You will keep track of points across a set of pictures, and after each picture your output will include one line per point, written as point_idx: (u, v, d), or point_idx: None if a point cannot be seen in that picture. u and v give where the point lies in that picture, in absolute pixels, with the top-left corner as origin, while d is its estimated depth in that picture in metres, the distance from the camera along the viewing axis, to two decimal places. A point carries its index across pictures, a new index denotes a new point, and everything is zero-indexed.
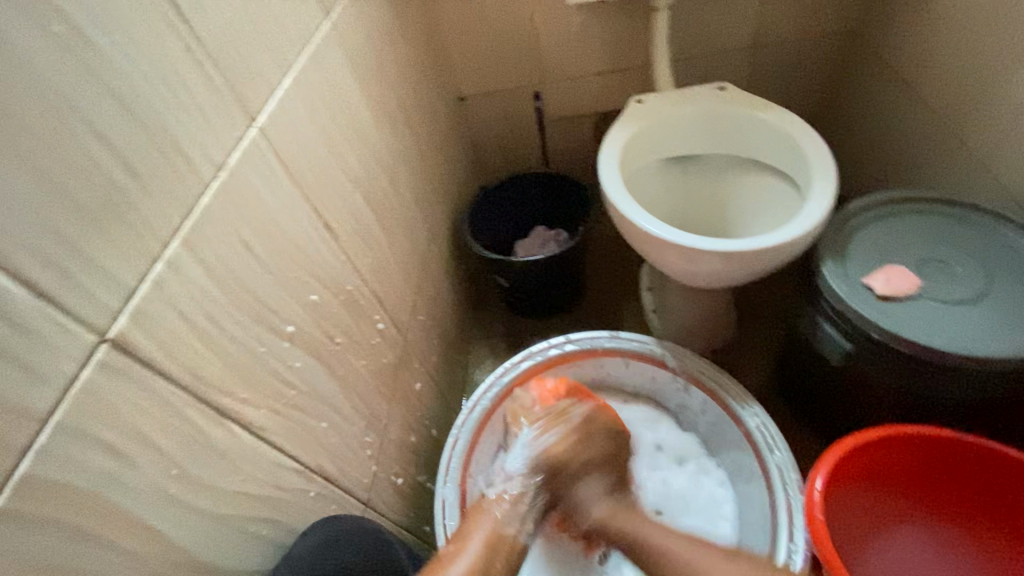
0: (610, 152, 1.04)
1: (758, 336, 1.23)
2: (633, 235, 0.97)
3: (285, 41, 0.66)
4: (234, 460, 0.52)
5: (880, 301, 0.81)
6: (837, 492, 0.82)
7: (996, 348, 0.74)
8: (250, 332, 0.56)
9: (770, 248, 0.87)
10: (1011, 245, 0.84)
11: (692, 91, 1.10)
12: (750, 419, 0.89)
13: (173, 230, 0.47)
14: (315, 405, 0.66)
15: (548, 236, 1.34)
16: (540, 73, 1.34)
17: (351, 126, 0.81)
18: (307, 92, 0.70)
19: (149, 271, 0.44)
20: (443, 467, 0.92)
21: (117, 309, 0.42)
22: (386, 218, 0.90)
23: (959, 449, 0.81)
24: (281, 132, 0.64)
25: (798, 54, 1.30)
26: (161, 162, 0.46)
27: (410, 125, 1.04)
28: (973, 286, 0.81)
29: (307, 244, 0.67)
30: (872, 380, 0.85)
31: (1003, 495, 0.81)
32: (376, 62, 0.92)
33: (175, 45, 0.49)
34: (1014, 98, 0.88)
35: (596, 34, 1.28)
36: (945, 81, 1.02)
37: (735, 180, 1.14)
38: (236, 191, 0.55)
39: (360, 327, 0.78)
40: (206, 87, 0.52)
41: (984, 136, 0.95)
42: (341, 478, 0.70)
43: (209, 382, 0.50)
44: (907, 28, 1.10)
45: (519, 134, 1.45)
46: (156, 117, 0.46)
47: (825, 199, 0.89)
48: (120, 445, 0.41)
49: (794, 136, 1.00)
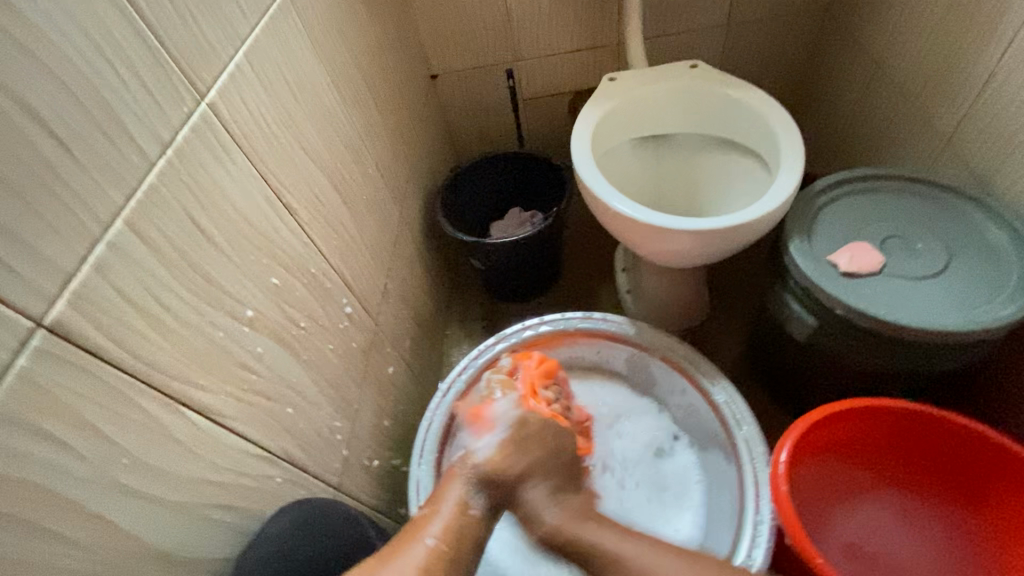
0: (582, 131, 1.03)
1: (729, 315, 1.25)
2: (606, 215, 0.97)
3: (237, 13, 0.63)
4: (192, 449, 0.51)
5: (844, 277, 0.82)
6: (802, 464, 0.84)
7: (953, 321, 0.76)
8: (205, 316, 0.54)
9: (739, 226, 0.87)
10: (969, 221, 0.86)
11: (663, 70, 1.09)
12: (718, 395, 0.91)
13: (116, 210, 0.45)
14: (280, 390, 0.65)
15: (523, 217, 1.33)
16: (513, 50, 1.31)
17: (312, 103, 0.78)
18: (263, 68, 0.67)
19: (89, 253, 0.42)
20: (417, 449, 0.92)
21: (55, 293, 0.40)
22: (353, 199, 0.88)
23: (914, 421, 0.83)
24: (235, 109, 0.61)
25: (770, 33, 1.29)
26: (99, 138, 0.44)
27: (377, 104, 1.01)
28: (934, 261, 0.83)
29: (268, 226, 0.65)
30: (836, 354, 0.86)
31: (955, 462, 0.84)
32: (339, 38, 0.89)
33: (111, 12, 0.46)
34: (979, 74, 0.89)
35: (569, 10, 1.25)
36: (912, 58, 1.02)
37: (706, 160, 1.14)
38: (187, 171, 0.53)
39: (327, 311, 0.77)
40: (148, 59, 0.49)
41: (948, 113, 0.96)
42: (309, 464, 0.69)
43: (161, 368, 0.49)
44: (876, 5, 1.10)
45: (492, 113, 1.43)
46: (93, 91, 0.44)
47: (792, 178, 0.90)
48: (63, 435, 0.40)
49: (763, 114, 1.00)
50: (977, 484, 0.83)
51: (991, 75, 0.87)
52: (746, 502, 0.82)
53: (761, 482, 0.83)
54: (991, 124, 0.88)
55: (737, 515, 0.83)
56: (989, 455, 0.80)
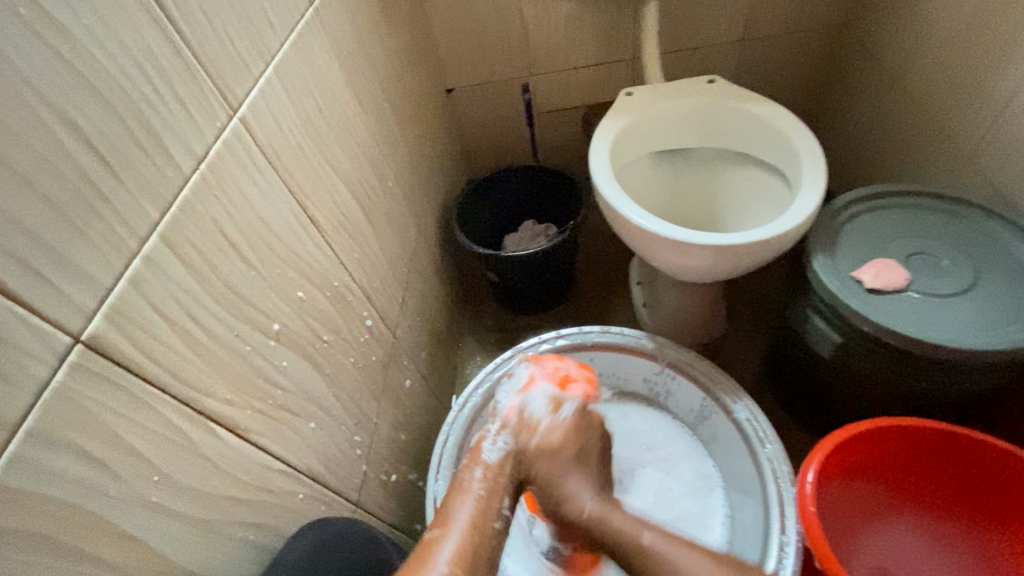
0: (600, 146, 1.03)
1: (747, 330, 1.24)
2: (625, 229, 0.96)
3: (268, 29, 0.64)
4: (219, 465, 0.51)
5: (869, 294, 0.81)
6: (828, 483, 0.82)
7: (982, 340, 0.74)
8: (234, 330, 0.54)
9: (761, 241, 0.87)
10: (995, 238, 0.85)
11: (681, 85, 1.09)
12: (740, 412, 0.90)
13: (152, 224, 0.45)
14: (303, 405, 0.64)
15: (537, 230, 1.33)
16: (529, 64, 1.32)
17: (336, 117, 0.78)
18: (292, 82, 0.68)
19: (126, 268, 0.42)
20: (434, 464, 0.91)
21: (93, 309, 0.40)
22: (374, 212, 0.88)
23: (943, 441, 0.82)
24: (264, 123, 0.61)
25: (785, 49, 1.30)
26: (137, 153, 0.44)
27: (396, 117, 1.02)
28: (961, 279, 0.82)
29: (294, 239, 0.65)
30: (862, 372, 0.85)
31: (986, 484, 0.82)
32: (362, 52, 0.90)
33: (149, 29, 0.46)
34: (1001, 90, 0.88)
35: (585, 25, 1.26)
36: (932, 74, 1.02)
37: (723, 174, 1.13)
38: (219, 186, 0.53)
39: (348, 324, 0.76)
40: (184, 74, 0.50)
41: (970, 129, 0.95)
42: (330, 479, 0.69)
43: (191, 383, 0.48)
44: (894, 21, 1.10)
45: (508, 127, 1.43)
46: (133, 107, 0.44)
47: (813, 194, 0.89)
48: (97, 452, 0.39)
49: (783, 130, 1.00)
50: (1010, 508, 0.81)
51: (1014, 92, 0.86)
52: (771, 523, 0.81)
53: (786, 502, 0.81)
54: (1015, 140, 0.87)
55: (761, 535, 0.82)
56: (1022, 478, 0.78)
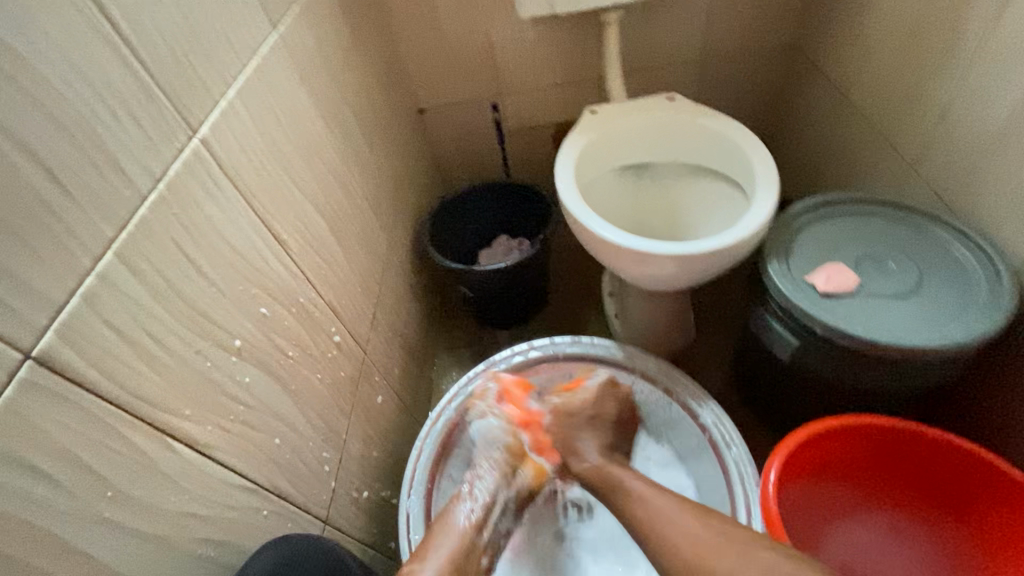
0: (565, 162, 1.07)
1: (715, 337, 1.27)
2: (591, 242, 0.99)
3: (230, 53, 0.66)
4: (177, 481, 0.51)
5: (822, 297, 0.85)
6: (791, 483, 0.84)
7: (926, 338, 0.78)
8: (193, 346, 0.54)
9: (718, 250, 0.90)
10: (938, 241, 0.90)
11: (641, 102, 1.13)
12: (707, 416, 0.92)
13: (107, 242, 0.46)
14: (267, 420, 0.64)
15: (510, 245, 1.36)
16: (497, 85, 1.36)
17: (302, 137, 0.80)
18: (255, 103, 0.69)
19: (79, 286, 0.43)
20: (406, 480, 0.91)
21: (44, 325, 0.40)
22: (342, 229, 0.90)
23: (900, 437, 0.84)
24: (226, 143, 0.63)
25: (742, 66, 1.36)
26: (92, 174, 0.45)
27: (366, 137, 1.04)
28: (907, 281, 0.86)
29: (257, 257, 0.66)
30: (819, 373, 0.88)
31: (942, 478, 0.85)
32: (329, 74, 0.92)
33: (106, 53, 0.48)
34: (937, 103, 0.94)
35: (550, 47, 1.31)
36: (875, 88, 1.08)
37: (685, 187, 1.17)
38: (178, 205, 0.54)
39: (315, 340, 0.77)
40: (143, 98, 0.51)
41: (911, 138, 1.01)
42: (296, 495, 0.68)
43: (146, 398, 0.48)
44: (839, 40, 1.17)
45: (479, 145, 1.47)
46: (90, 129, 0.45)
47: (767, 203, 0.93)
48: (47, 468, 0.39)
49: (738, 144, 1.04)
50: (964, 501, 0.84)
51: (948, 104, 0.92)
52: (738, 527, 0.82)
53: (752, 503, 0.83)
54: (951, 148, 0.93)
55: None
56: (973, 470, 0.81)
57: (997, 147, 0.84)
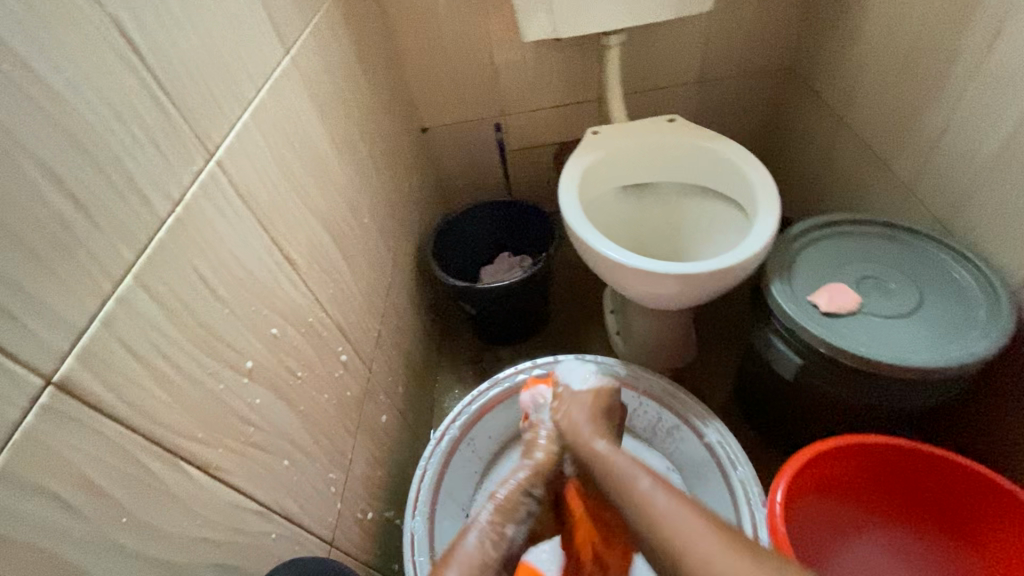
0: (569, 182, 1.08)
1: (717, 356, 1.28)
2: (595, 261, 1.00)
3: (245, 78, 0.67)
4: (189, 505, 0.50)
5: (825, 317, 0.86)
6: (797, 502, 0.84)
7: (929, 357, 0.79)
8: (205, 368, 0.54)
9: (722, 270, 0.91)
10: (937, 261, 0.91)
11: (643, 124, 1.15)
12: (712, 435, 0.92)
13: (126, 265, 0.46)
14: (276, 442, 0.64)
15: (512, 262, 1.37)
16: (500, 105, 1.38)
17: (311, 157, 0.81)
18: (268, 126, 0.70)
19: (99, 309, 0.43)
20: (411, 500, 0.90)
21: (65, 349, 0.40)
22: (349, 248, 0.90)
23: (902, 456, 0.85)
24: (240, 165, 0.63)
25: (740, 89, 1.39)
26: (114, 198, 0.46)
27: (372, 157, 1.05)
28: (907, 300, 0.87)
29: (269, 277, 0.66)
30: (823, 392, 0.89)
31: (946, 497, 0.85)
32: (337, 96, 0.93)
33: (129, 79, 0.49)
34: (932, 127, 0.97)
35: (552, 70, 1.34)
36: (871, 112, 1.11)
37: (687, 206, 1.19)
38: (194, 227, 0.55)
39: (323, 360, 0.77)
40: (163, 123, 0.52)
41: (908, 160, 1.03)
42: (303, 518, 0.68)
43: (159, 422, 0.48)
44: (835, 65, 1.20)
45: (481, 164, 1.49)
46: (114, 155, 0.46)
47: (768, 223, 0.94)
48: (63, 494, 0.39)
49: (738, 165, 1.06)
50: (968, 520, 0.84)
51: (944, 128, 0.95)
52: None
53: (759, 522, 0.83)
54: (947, 170, 0.95)
55: None
56: (977, 489, 0.82)
57: (993, 171, 0.87)
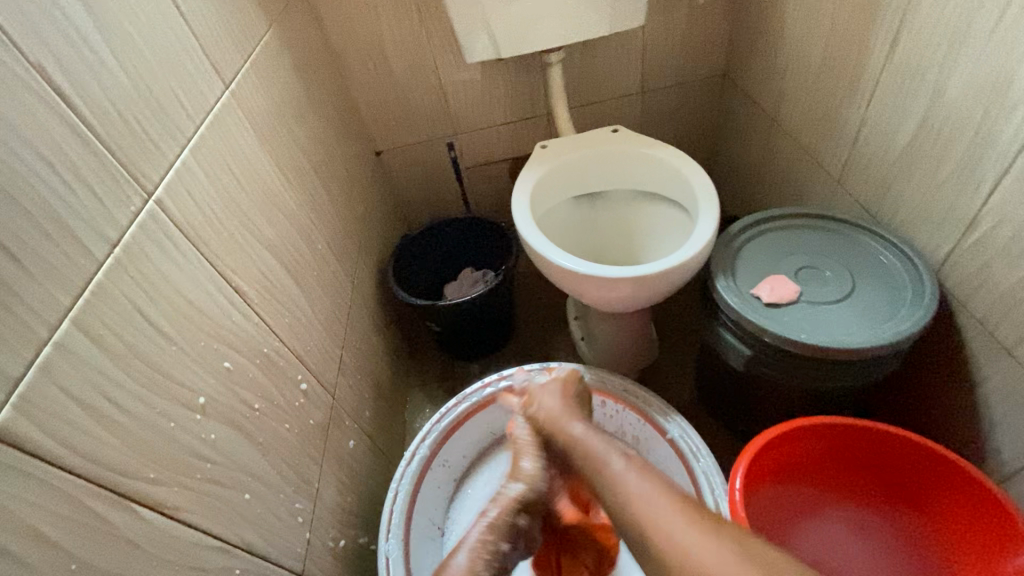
0: (520, 195, 1.11)
1: (678, 353, 1.32)
2: (551, 271, 1.03)
3: (183, 115, 0.67)
4: (140, 546, 0.50)
5: (767, 308, 0.90)
6: (758, 488, 0.88)
7: (864, 338, 0.84)
8: (153, 406, 0.54)
9: (670, 270, 0.95)
10: (866, 248, 0.97)
11: (588, 136, 1.20)
12: (673, 430, 0.95)
13: (63, 310, 0.46)
14: (236, 476, 0.64)
15: (475, 277, 1.38)
16: (451, 125, 1.41)
17: (258, 188, 0.81)
18: (209, 161, 0.71)
19: (36, 356, 0.43)
20: (384, 522, 0.90)
21: (2, 400, 0.40)
22: (304, 276, 0.90)
23: (852, 434, 0.89)
24: (181, 203, 0.64)
25: (679, 96, 1.45)
26: (47, 246, 0.46)
27: (324, 183, 1.06)
28: (841, 287, 0.93)
29: (218, 311, 0.66)
30: (773, 379, 0.93)
31: (894, 469, 0.90)
32: (283, 125, 0.94)
33: (59, 127, 0.49)
34: (852, 122, 1.03)
35: (498, 88, 1.37)
36: (798, 111, 1.18)
37: (636, 212, 1.23)
38: (135, 267, 0.55)
39: (282, 389, 0.77)
40: (96, 166, 0.52)
41: (834, 155, 1.10)
42: (269, 551, 0.67)
43: (107, 465, 0.48)
44: (763, 68, 1.27)
45: (437, 183, 1.51)
46: (42, 201, 0.46)
47: (709, 223, 0.99)
48: (6, 544, 0.39)
49: (680, 170, 1.11)
50: (916, 488, 0.89)
51: (862, 123, 1.01)
52: None
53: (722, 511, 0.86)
54: (869, 161, 1.01)
55: None
56: (921, 458, 0.87)
57: (908, 160, 0.93)
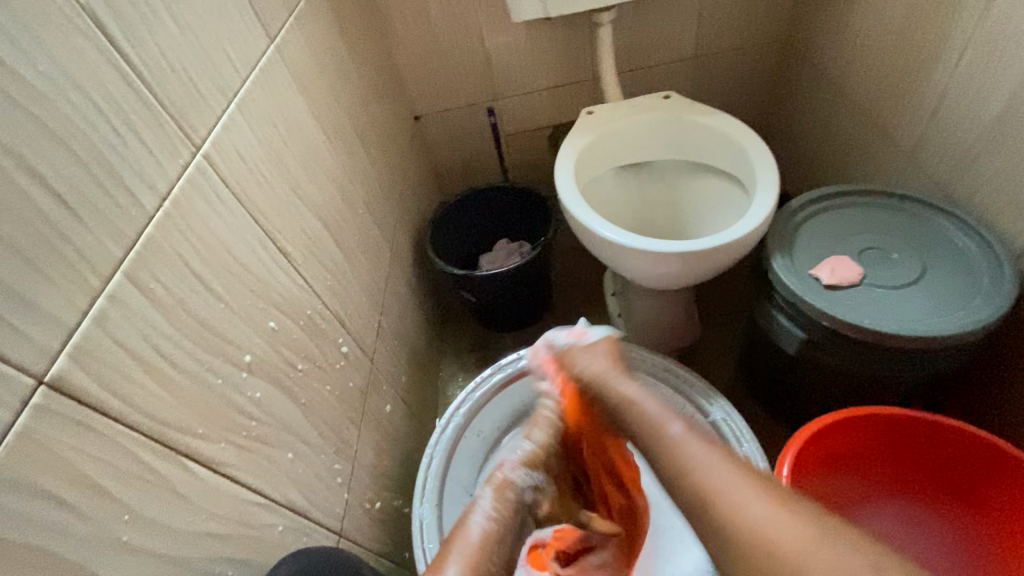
0: (564, 163, 1.07)
1: (720, 334, 1.27)
2: (595, 243, 0.99)
3: (228, 66, 0.65)
4: (191, 500, 0.51)
5: (827, 290, 0.85)
6: (805, 477, 0.85)
7: (934, 327, 0.78)
8: (202, 363, 0.54)
9: (723, 245, 0.90)
10: (940, 230, 0.90)
11: (638, 103, 1.13)
12: (716, 413, 0.92)
13: (115, 262, 0.45)
14: (280, 435, 0.64)
15: (511, 249, 1.35)
16: (492, 90, 1.36)
17: (301, 147, 0.79)
18: (255, 116, 0.69)
19: (89, 307, 0.43)
20: (419, 488, 0.91)
21: (57, 350, 0.40)
22: (345, 239, 0.89)
23: (909, 427, 0.85)
24: (228, 158, 0.62)
25: (735, 62, 1.36)
26: (100, 196, 0.45)
27: (364, 145, 1.04)
28: (910, 271, 0.86)
29: (263, 270, 0.65)
30: (828, 365, 0.88)
31: (953, 466, 0.86)
32: (325, 83, 0.91)
33: (110, 73, 0.48)
34: (932, 91, 0.95)
35: (544, 50, 1.31)
36: (869, 78, 1.08)
37: (685, 184, 1.17)
38: (184, 221, 0.54)
39: (323, 352, 0.77)
40: (145, 114, 0.51)
41: (908, 127, 1.01)
42: (310, 509, 0.68)
43: (158, 419, 0.48)
44: (831, 31, 1.17)
45: (475, 150, 1.47)
46: (93, 149, 0.45)
47: (768, 198, 0.93)
48: (63, 493, 0.39)
49: (737, 141, 1.04)
50: (977, 487, 0.84)
51: (943, 92, 0.92)
52: None
53: None
54: (949, 135, 0.93)
55: None
56: (985, 456, 0.82)
57: (996, 134, 0.85)
